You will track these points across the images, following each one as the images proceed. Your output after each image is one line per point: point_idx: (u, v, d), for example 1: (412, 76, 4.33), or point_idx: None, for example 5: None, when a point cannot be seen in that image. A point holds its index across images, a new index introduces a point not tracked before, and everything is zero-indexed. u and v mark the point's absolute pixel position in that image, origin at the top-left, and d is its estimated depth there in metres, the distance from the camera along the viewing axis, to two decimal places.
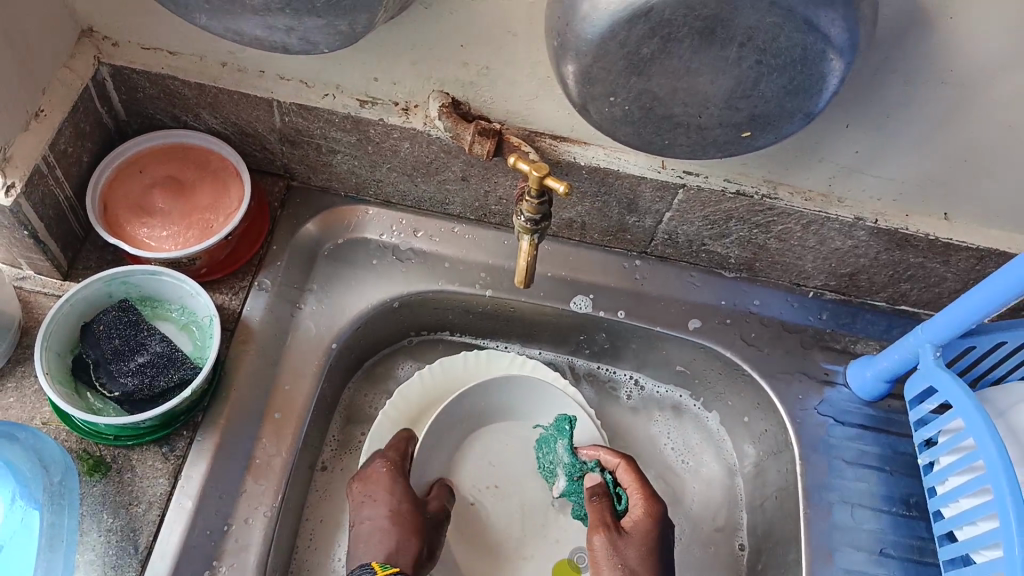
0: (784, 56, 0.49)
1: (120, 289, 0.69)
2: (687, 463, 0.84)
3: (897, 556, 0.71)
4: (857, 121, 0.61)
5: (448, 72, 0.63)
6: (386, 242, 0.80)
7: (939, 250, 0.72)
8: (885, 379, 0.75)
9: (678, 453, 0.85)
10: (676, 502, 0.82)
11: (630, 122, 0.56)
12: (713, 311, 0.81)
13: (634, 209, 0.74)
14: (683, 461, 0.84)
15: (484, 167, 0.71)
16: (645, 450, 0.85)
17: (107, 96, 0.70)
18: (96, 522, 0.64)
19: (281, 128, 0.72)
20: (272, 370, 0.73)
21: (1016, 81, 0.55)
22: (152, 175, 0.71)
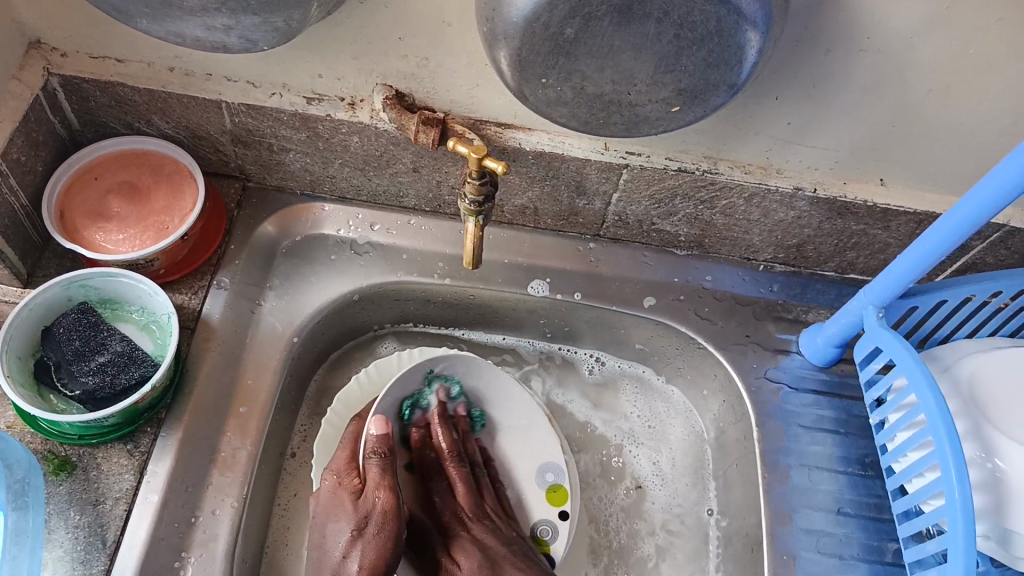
0: (700, 29, 0.51)
1: (79, 293, 0.71)
2: (654, 437, 0.86)
3: (855, 514, 0.73)
4: (786, 93, 0.63)
5: (389, 65, 0.65)
6: (344, 237, 0.82)
7: (878, 216, 0.74)
8: (835, 345, 0.77)
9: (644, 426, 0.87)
10: (643, 476, 0.84)
11: (563, 102, 0.58)
12: (666, 288, 0.83)
13: (583, 192, 0.76)
14: (651, 435, 0.86)
15: (433, 158, 0.73)
16: (610, 428, 0.87)
17: (59, 106, 0.71)
18: (63, 520, 0.65)
19: (233, 129, 0.74)
20: (236, 366, 0.75)
21: (931, 47, 0.57)
22: (107, 182, 0.73)
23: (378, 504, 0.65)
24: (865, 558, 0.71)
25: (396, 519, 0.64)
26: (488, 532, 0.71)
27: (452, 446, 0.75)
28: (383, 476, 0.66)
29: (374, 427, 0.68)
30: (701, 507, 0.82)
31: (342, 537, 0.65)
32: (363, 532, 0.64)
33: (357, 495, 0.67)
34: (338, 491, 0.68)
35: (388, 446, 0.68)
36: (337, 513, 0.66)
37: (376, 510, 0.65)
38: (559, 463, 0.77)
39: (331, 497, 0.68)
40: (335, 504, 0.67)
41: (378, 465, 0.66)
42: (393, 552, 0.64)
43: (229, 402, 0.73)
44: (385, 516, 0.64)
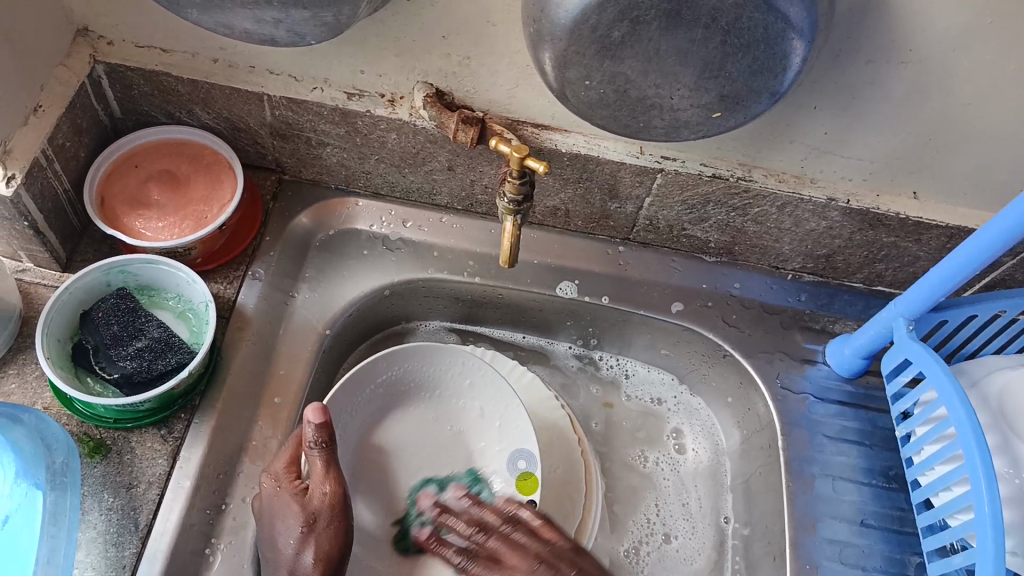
0: (746, 36, 0.52)
1: (118, 278, 0.72)
2: (684, 458, 0.86)
3: (878, 526, 0.73)
4: (824, 103, 0.63)
5: (432, 63, 0.66)
6: (377, 232, 0.83)
7: (910, 229, 0.74)
8: (862, 356, 0.77)
9: (673, 444, 0.87)
10: (661, 482, 0.84)
11: (605, 104, 0.58)
12: (694, 294, 0.83)
13: (615, 195, 0.77)
14: (677, 455, 0.86)
15: (469, 156, 0.74)
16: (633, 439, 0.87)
17: (102, 93, 0.73)
18: (97, 502, 0.66)
19: (272, 122, 0.75)
20: (266, 357, 0.76)
21: (971, 61, 0.57)
22: (148, 170, 0.74)
23: (324, 499, 0.63)
24: (887, 570, 0.71)
25: (344, 514, 0.64)
26: (513, 546, 0.61)
27: (500, 513, 0.65)
28: (328, 468, 0.64)
29: (312, 417, 0.62)
30: (722, 513, 0.82)
31: (292, 536, 0.63)
32: (313, 527, 0.64)
33: (301, 493, 0.65)
34: (281, 494, 0.65)
35: (330, 435, 0.63)
36: (284, 511, 0.64)
37: (325, 506, 0.63)
38: (534, 450, 0.74)
39: (271, 500, 0.65)
40: (279, 503, 0.65)
41: (320, 458, 0.63)
42: (344, 541, 0.64)
43: (261, 393, 0.74)
44: (333, 510, 0.64)
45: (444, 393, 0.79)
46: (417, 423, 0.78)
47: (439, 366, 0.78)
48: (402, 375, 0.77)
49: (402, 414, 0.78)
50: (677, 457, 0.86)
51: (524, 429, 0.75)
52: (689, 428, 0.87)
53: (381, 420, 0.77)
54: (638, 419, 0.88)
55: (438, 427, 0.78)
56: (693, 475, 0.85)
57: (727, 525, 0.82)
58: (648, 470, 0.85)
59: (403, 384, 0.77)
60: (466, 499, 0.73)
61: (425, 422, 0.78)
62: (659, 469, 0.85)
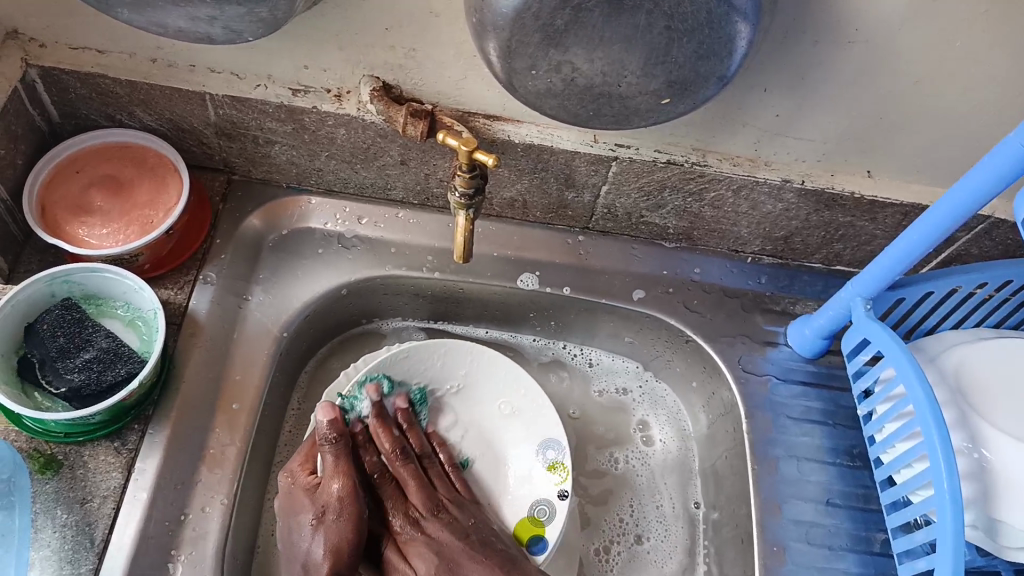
0: (690, 20, 0.51)
1: (63, 288, 0.70)
2: (652, 451, 0.86)
3: (843, 505, 0.74)
4: (774, 85, 0.63)
5: (377, 57, 0.64)
6: (331, 231, 0.81)
7: (864, 208, 0.74)
8: (823, 336, 0.77)
9: (640, 436, 0.86)
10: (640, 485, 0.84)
11: (554, 94, 0.57)
12: (656, 281, 0.83)
13: (572, 184, 0.76)
14: (645, 447, 0.86)
15: (421, 150, 0.73)
16: (600, 429, 0.87)
17: (38, 98, 0.70)
18: (50, 519, 0.65)
19: (217, 122, 0.73)
20: (222, 362, 0.74)
21: (917, 39, 0.57)
22: (89, 175, 0.72)
23: (334, 493, 0.67)
24: (854, 548, 0.72)
25: (355, 502, 0.67)
26: (445, 527, 0.72)
27: (424, 444, 0.77)
28: (338, 464, 0.68)
29: (322, 413, 0.69)
30: (691, 499, 0.83)
31: (304, 529, 0.66)
32: (323, 519, 0.66)
33: (312, 488, 0.68)
34: (294, 490, 0.68)
35: (340, 430, 0.69)
36: (297, 506, 0.67)
37: (333, 498, 0.67)
38: (562, 441, 0.79)
39: (286, 496, 0.68)
40: (293, 498, 0.68)
41: (332, 453, 0.68)
42: (355, 534, 0.66)
43: (219, 399, 0.73)
44: (342, 502, 0.67)
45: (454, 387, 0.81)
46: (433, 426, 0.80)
47: (449, 362, 0.80)
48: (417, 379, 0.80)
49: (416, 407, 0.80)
50: (645, 450, 0.86)
51: (545, 422, 0.80)
52: (655, 419, 0.87)
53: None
54: (606, 419, 0.87)
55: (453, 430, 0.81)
56: (663, 467, 0.85)
57: (696, 510, 0.82)
58: (621, 471, 0.85)
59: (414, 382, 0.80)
60: (406, 414, 0.78)
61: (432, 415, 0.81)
62: (630, 467, 0.85)
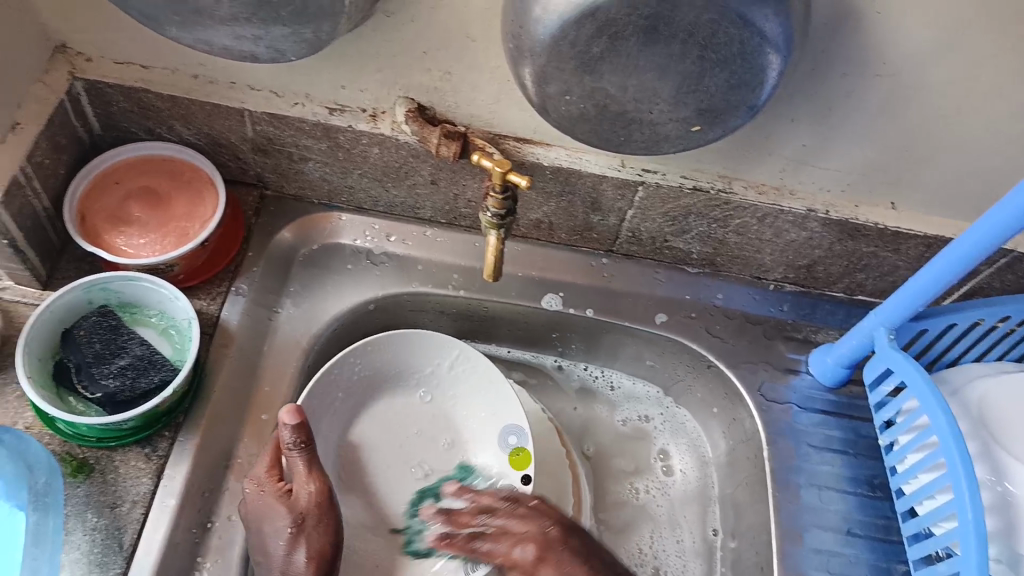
0: (722, 51, 0.52)
1: (101, 296, 0.71)
2: (671, 481, 0.86)
3: (863, 535, 0.74)
4: (801, 115, 0.64)
5: (413, 79, 0.66)
6: (360, 247, 0.83)
7: (888, 239, 0.75)
8: (845, 365, 0.77)
9: (659, 465, 0.87)
10: (659, 516, 0.84)
11: (585, 119, 0.59)
12: (678, 306, 0.84)
13: (598, 208, 0.77)
14: (665, 477, 0.86)
15: (452, 170, 0.74)
16: (619, 458, 0.87)
17: (81, 111, 0.72)
18: (81, 522, 0.66)
19: (253, 138, 0.75)
20: (250, 373, 0.76)
21: (944, 73, 0.58)
22: (128, 186, 0.74)
23: (309, 497, 0.66)
24: None
25: (330, 508, 0.66)
26: (513, 517, 0.66)
27: (469, 516, 0.69)
28: (310, 469, 0.66)
29: (288, 418, 0.64)
30: (708, 526, 0.83)
31: (281, 537, 0.65)
32: (302, 526, 0.65)
33: (285, 495, 0.66)
34: (265, 496, 0.66)
35: (305, 434, 0.65)
36: (269, 514, 0.65)
37: (313, 506, 0.66)
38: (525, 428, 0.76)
39: (256, 502, 0.66)
40: (266, 506, 0.65)
41: (302, 458, 0.66)
42: (334, 538, 0.66)
43: (246, 409, 0.74)
44: (320, 508, 0.66)
45: (416, 377, 0.80)
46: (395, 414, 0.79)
47: (408, 350, 0.79)
48: (381, 366, 0.79)
49: (378, 402, 0.79)
50: (666, 481, 0.86)
51: (512, 409, 0.77)
52: (675, 447, 0.88)
53: (357, 419, 0.78)
54: (626, 448, 0.88)
55: (420, 417, 0.79)
56: (683, 496, 0.85)
57: (714, 537, 0.82)
58: (641, 501, 0.85)
59: (379, 376, 0.79)
60: (441, 513, 0.70)
61: (399, 410, 0.79)
62: (649, 497, 0.85)
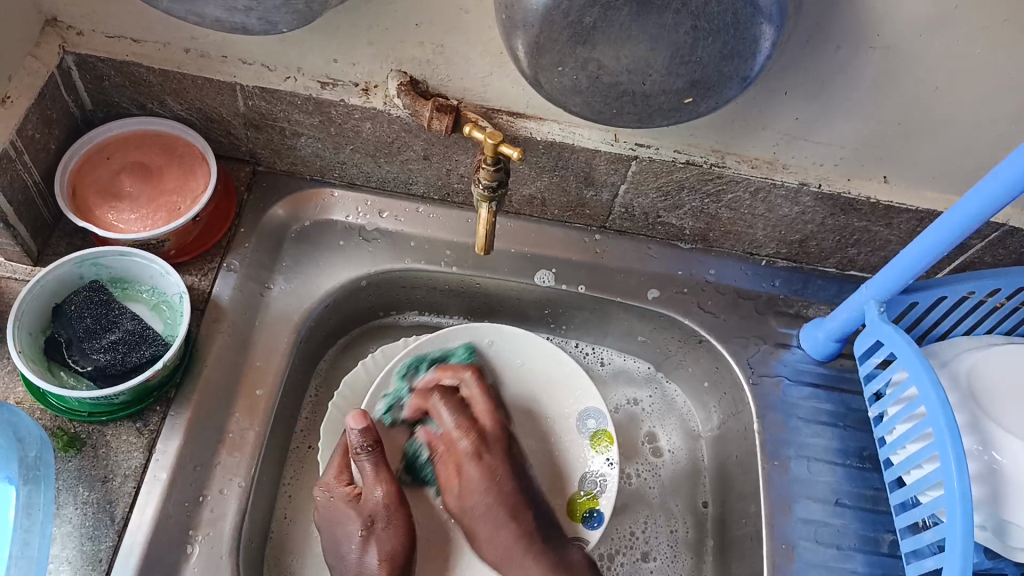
0: (716, 20, 0.52)
1: (91, 271, 0.71)
2: (661, 462, 0.86)
3: (852, 506, 0.74)
4: (795, 88, 0.64)
5: (405, 52, 0.66)
6: (352, 223, 0.82)
7: (881, 213, 0.75)
8: (835, 339, 0.78)
9: (648, 448, 0.87)
10: (652, 501, 0.84)
11: (578, 91, 0.58)
12: (671, 281, 0.84)
13: (591, 183, 0.77)
14: (654, 458, 0.86)
15: (444, 145, 0.74)
16: (610, 443, 0.87)
17: (72, 85, 0.72)
18: (72, 496, 0.66)
19: (245, 113, 0.74)
20: (243, 348, 0.75)
21: (936, 46, 0.58)
22: (120, 161, 0.73)
23: (379, 500, 0.69)
24: (862, 548, 0.73)
25: (401, 508, 0.70)
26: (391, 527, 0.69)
27: (366, 437, 0.68)
28: (376, 471, 0.69)
29: (354, 423, 0.68)
30: (699, 497, 0.84)
31: (353, 540, 0.68)
32: (371, 530, 0.69)
33: (353, 499, 0.69)
34: (335, 502, 0.69)
35: (373, 437, 0.69)
36: (341, 519, 0.69)
37: (380, 508, 0.69)
38: (601, 409, 0.79)
39: (326, 508, 0.69)
40: (337, 511, 0.69)
41: (369, 462, 0.69)
42: (404, 540, 0.69)
43: (239, 385, 0.74)
44: (388, 510, 0.69)
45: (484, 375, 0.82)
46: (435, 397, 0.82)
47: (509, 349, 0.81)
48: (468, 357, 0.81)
49: None
50: (655, 462, 0.86)
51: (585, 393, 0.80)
52: (663, 429, 0.88)
53: None
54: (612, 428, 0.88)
55: None
56: (673, 475, 0.85)
57: (704, 510, 0.83)
58: (635, 487, 0.85)
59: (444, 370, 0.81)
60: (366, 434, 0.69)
61: None
62: (641, 480, 0.85)
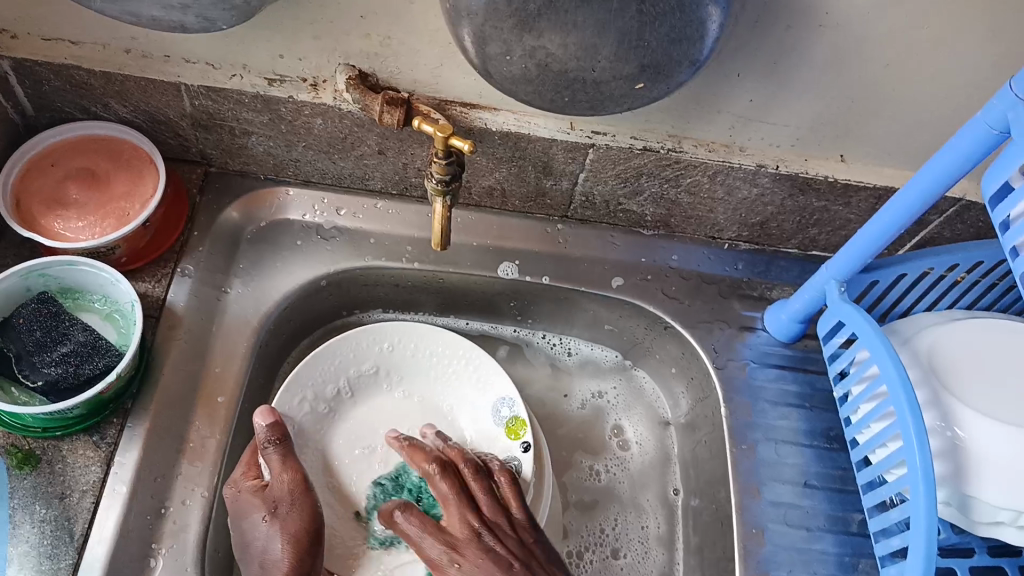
0: (661, 4, 0.51)
1: (39, 282, 0.69)
2: (629, 456, 0.86)
3: (820, 486, 0.75)
4: (747, 70, 0.64)
5: (353, 46, 0.65)
6: (310, 222, 0.81)
7: (839, 192, 0.75)
8: (798, 320, 0.78)
9: (615, 442, 0.86)
10: (623, 497, 0.83)
11: (528, 80, 0.58)
12: (634, 269, 0.84)
13: (549, 172, 0.77)
14: (622, 453, 0.86)
15: (399, 139, 0.73)
16: (580, 435, 0.87)
17: (10, 91, 0.70)
18: (29, 514, 0.64)
19: (193, 113, 0.73)
20: (201, 355, 0.74)
21: (885, 23, 0.58)
22: (65, 168, 0.71)
23: (285, 485, 0.67)
24: (831, 528, 0.73)
25: (308, 494, 0.67)
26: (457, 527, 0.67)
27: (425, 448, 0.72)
28: (285, 461, 0.68)
29: (260, 418, 0.69)
30: (670, 484, 0.84)
31: (257, 526, 0.65)
32: (276, 513, 0.65)
33: (259, 489, 0.67)
34: (239, 496, 0.66)
35: (282, 432, 0.69)
36: (246, 509, 0.65)
37: (286, 492, 0.66)
38: (514, 397, 0.79)
39: (233, 504, 0.66)
40: (242, 503, 0.66)
41: (277, 453, 0.68)
42: (310, 525, 0.66)
43: (199, 393, 0.73)
44: (294, 493, 0.67)
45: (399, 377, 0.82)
46: (387, 411, 0.81)
47: (417, 346, 0.81)
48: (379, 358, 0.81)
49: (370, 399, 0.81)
50: (622, 456, 0.86)
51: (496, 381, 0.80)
52: (629, 421, 0.87)
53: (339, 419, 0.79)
54: (581, 425, 0.87)
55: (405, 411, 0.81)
56: (642, 466, 0.85)
57: (674, 496, 0.83)
58: (603, 482, 0.84)
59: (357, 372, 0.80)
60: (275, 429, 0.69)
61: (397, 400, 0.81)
62: (610, 476, 0.84)
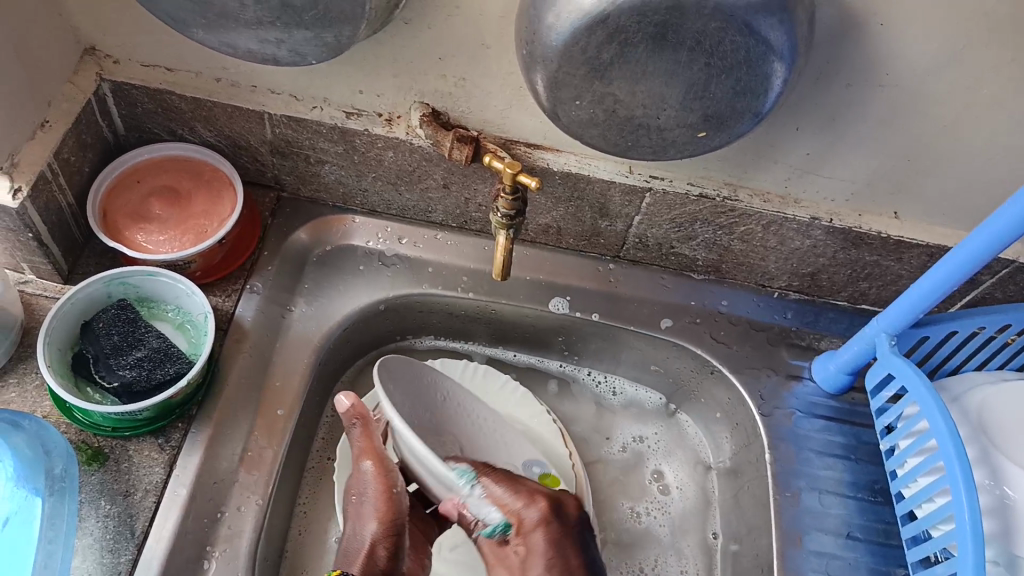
0: (728, 58, 0.54)
1: (119, 289, 0.73)
2: (669, 499, 0.86)
3: (863, 539, 0.75)
4: (807, 124, 0.66)
5: (428, 84, 0.68)
6: (372, 248, 0.84)
7: (892, 248, 0.76)
8: (846, 372, 0.78)
9: (655, 486, 0.87)
10: (661, 540, 0.84)
11: (595, 124, 0.60)
12: (683, 311, 0.85)
13: (606, 213, 0.79)
14: (662, 497, 0.86)
15: (463, 175, 0.76)
16: (620, 473, 0.87)
17: (107, 112, 0.75)
18: (94, 509, 0.67)
19: (272, 140, 0.77)
20: (263, 369, 0.77)
21: (943, 85, 0.60)
22: (149, 185, 0.76)
23: (365, 470, 0.72)
24: None
25: (385, 476, 0.71)
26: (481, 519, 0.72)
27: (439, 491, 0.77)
28: (366, 442, 0.72)
29: (342, 400, 0.72)
30: (710, 528, 0.84)
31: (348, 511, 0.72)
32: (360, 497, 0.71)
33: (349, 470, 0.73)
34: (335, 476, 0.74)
35: (361, 412, 0.73)
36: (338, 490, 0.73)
37: (363, 479, 0.71)
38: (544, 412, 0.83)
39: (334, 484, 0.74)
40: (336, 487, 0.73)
41: (358, 431, 0.72)
42: (392, 508, 0.71)
43: (258, 405, 0.76)
44: (375, 476, 0.71)
45: None
46: None
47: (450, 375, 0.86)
48: None
49: None
50: (664, 500, 0.86)
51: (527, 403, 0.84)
52: (668, 467, 0.88)
53: None
54: (622, 465, 0.88)
55: None
56: (682, 509, 0.85)
57: (713, 540, 0.83)
58: (643, 525, 0.85)
59: None
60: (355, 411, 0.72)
61: None
62: (650, 518, 0.85)
